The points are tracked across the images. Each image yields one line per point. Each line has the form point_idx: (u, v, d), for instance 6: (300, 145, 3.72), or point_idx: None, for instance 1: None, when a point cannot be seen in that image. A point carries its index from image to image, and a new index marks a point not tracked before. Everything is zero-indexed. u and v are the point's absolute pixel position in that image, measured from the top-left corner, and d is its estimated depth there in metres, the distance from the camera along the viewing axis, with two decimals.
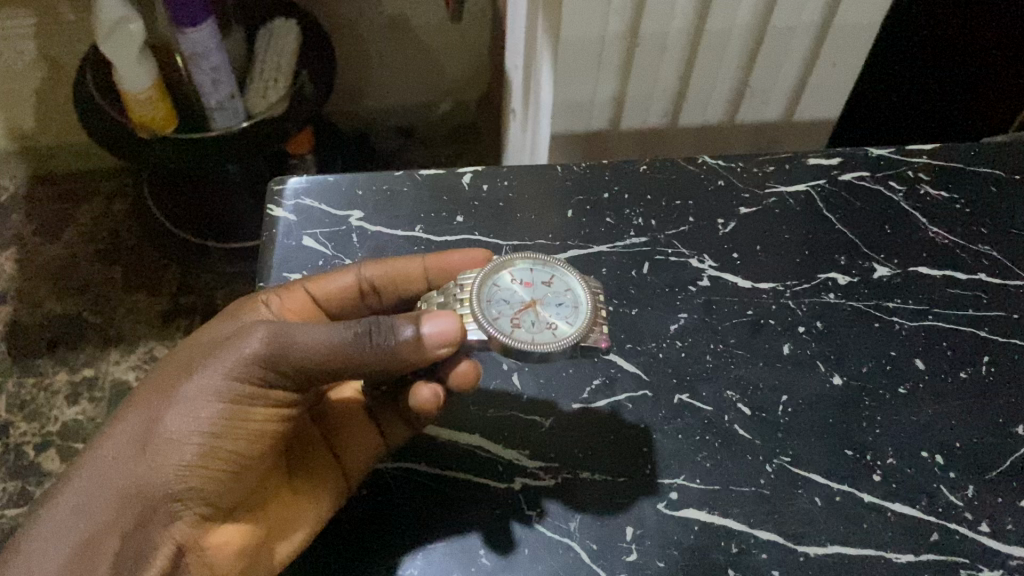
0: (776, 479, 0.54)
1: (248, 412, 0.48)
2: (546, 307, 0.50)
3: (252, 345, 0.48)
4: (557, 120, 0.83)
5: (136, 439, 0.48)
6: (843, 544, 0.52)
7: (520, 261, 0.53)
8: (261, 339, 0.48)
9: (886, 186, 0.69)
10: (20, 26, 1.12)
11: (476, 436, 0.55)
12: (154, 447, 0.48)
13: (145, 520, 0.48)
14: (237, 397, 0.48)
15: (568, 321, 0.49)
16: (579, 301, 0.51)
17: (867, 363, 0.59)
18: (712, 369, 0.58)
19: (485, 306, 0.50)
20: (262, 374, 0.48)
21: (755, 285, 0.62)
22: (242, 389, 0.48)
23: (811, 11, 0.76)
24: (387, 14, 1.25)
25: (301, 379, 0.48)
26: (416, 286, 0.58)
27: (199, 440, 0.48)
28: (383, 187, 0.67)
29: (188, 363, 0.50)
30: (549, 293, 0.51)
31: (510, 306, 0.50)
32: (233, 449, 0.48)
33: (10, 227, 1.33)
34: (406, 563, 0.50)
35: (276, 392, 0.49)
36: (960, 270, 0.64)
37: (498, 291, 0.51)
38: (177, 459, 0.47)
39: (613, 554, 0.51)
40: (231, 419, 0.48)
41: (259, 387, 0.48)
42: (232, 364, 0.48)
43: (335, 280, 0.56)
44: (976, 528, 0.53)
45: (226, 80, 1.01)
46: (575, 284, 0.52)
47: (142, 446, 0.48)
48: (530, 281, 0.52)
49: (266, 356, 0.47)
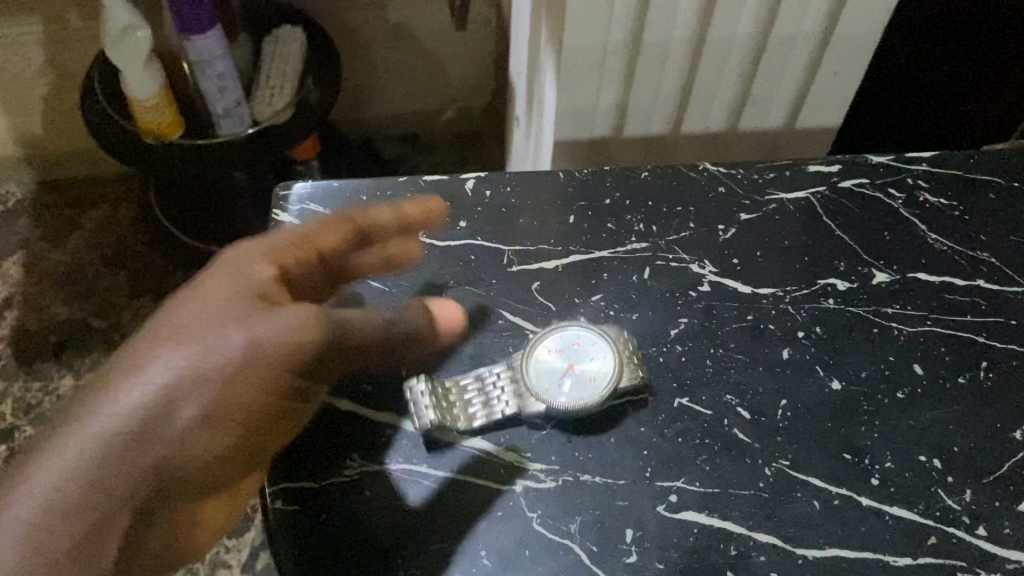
0: (775, 482, 0.54)
1: (278, 386, 0.48)
2: (583, 363, 0.56)
3: (296, 320, 0.48)
4: (560, 127, 0.83)
5: (161, 397, 0.44)
6: (840, 546, 0.52)
7: (551, 333, 0.58)
8: (304, 317, 0.49)
9: (886, 193, 0.69)
10: (29, 33, 1.14)
11: (480, 439, 0.55)
12: (180, 410, 0.45)
13: (156, 491, 0.44)
14: (274, 370, 0.47)
15: (604, 371, 0.56)
16: (608, 351, 0.57)
17: (866, 368, 0.59)
18: (712, 374, 0.59)
19: (533, 380, 0.56)
20: (299, 350, 0.48)
21: (755, 291, 0.63)
22: (282, 363, 0.48)
23: (811, 21, 0.77)
24: (392, 22, 1.26)
25: (315, 354, 0.49)
26: (391, 238, 0.60)
27: (228, 407, 0.46)
28: (387, 193, 0.67)
29: (213, 323, 0.47)
30: (581, 351, 0.57)
31: (553, 371, 0.56)
32: (256, 422, 0.48)
33: (17, 232, 1.34)
34: (407, 565, 0.51)
35: (304, 370, 0.49)
36: (959, 276, 0.64)
37: (539, 364, 0.56)
38: (204, 425, 0.45)
39: (613, 556, 0.51)
40: (262, 392, 0.47)
41: (295, 363, 0.48)
42: (277, 338, 0.47)
43: (329, 227, 0.56)
44: (973, 532, 0.53)
45: (232, 87, 1.02)
46: (599, 338, 0.58)
47: (167, 406, 0.44)
48: (563, 344, 0.57)
49: (304, 335, 0.48)
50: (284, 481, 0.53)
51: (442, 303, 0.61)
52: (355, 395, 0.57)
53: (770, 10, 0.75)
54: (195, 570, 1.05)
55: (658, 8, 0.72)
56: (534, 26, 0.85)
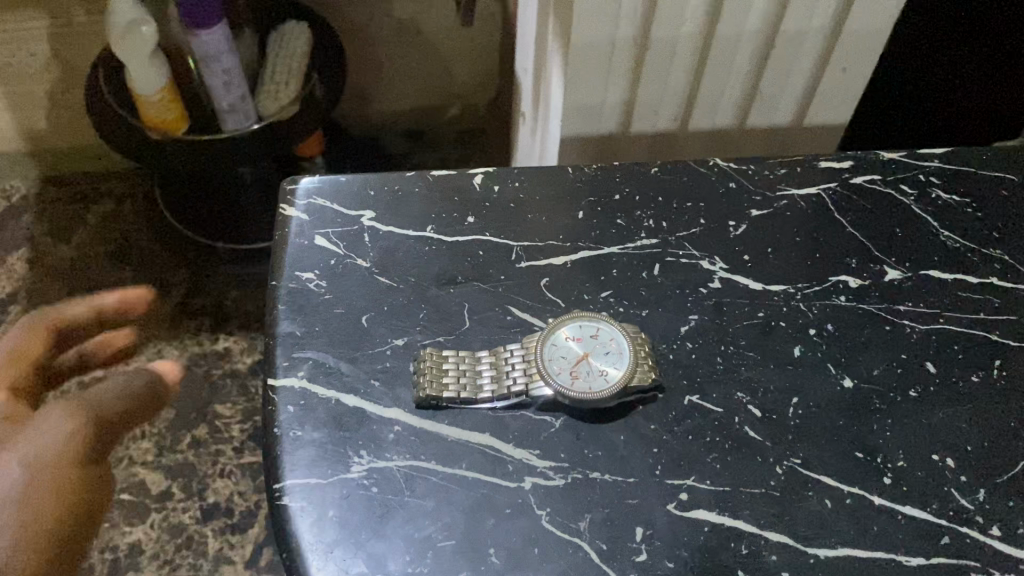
0: (786, 481, 0.54)
1: (33, 497, 0.60)
2: (598, 357, 0.55)
3: (17, 470, 0.61)
4: (567, 123, 0.83)
5: (14, 540, 0.57)
6: (853, 546, 0.51)
7: (569, 321, 0.57)
8: (22, 467, 0.61)
9: (897, 190, 0.69)
10: (35, 28, 1.14)
11: (489, 435, 0.55)
12: (23, 544, 0.58)
13: None
14: (37, 480, 0.60)
15: (617, 367, 0.55)
16: (623, 347, 0.56)
17: (878, 366, 0.59)
18: (722, 371, 0.58)
19: (547, 367, 0.55)
20: (46, 470, 0.61)
21: (766, 288, 0.62)
22: (29, 476, 0.61)
23: (821, 17, 0.76)
24: (398, 18, 1.26)
25: (34, 471, 0.61)
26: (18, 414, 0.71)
27: (19, 525, 0.58)
28: (395, 187, 0.67)
29: (38, 475, 0.61)
30: (596, 344, 0.56)
31: (567, 361, 0.55)
32: (53, 519, 0.60)
33: (22, 228, 1.34)
34: (415, 563, 0.50)
35: (64, 482, 0.62)
36: (971, 274, 0.64)
37: (555, 352, 0.56)
38: (40, 557, 0.58)
39: (623, 555, 0.51)
40: (51, 495, 0.61)
41: (20, 482, 0.60)
42: (25, 456, 0.62)
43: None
44: (987, 532, 0.52)
45: (237, 82, 1.02)
46: (616, 332, 0.57)
47: (19, 541, 0.58)
48: (579, 334, 0.57)
49: (27, 478, 0.61)
50: (290, 477, 0.53)
51: (450, 298, 0.61)
52: (363, 391, 0.56)
53: (780, 5, 0.74)
54: (200, 567, 1.05)
55: (667, 4, 0.71)
56: (541, 21, 0.84)
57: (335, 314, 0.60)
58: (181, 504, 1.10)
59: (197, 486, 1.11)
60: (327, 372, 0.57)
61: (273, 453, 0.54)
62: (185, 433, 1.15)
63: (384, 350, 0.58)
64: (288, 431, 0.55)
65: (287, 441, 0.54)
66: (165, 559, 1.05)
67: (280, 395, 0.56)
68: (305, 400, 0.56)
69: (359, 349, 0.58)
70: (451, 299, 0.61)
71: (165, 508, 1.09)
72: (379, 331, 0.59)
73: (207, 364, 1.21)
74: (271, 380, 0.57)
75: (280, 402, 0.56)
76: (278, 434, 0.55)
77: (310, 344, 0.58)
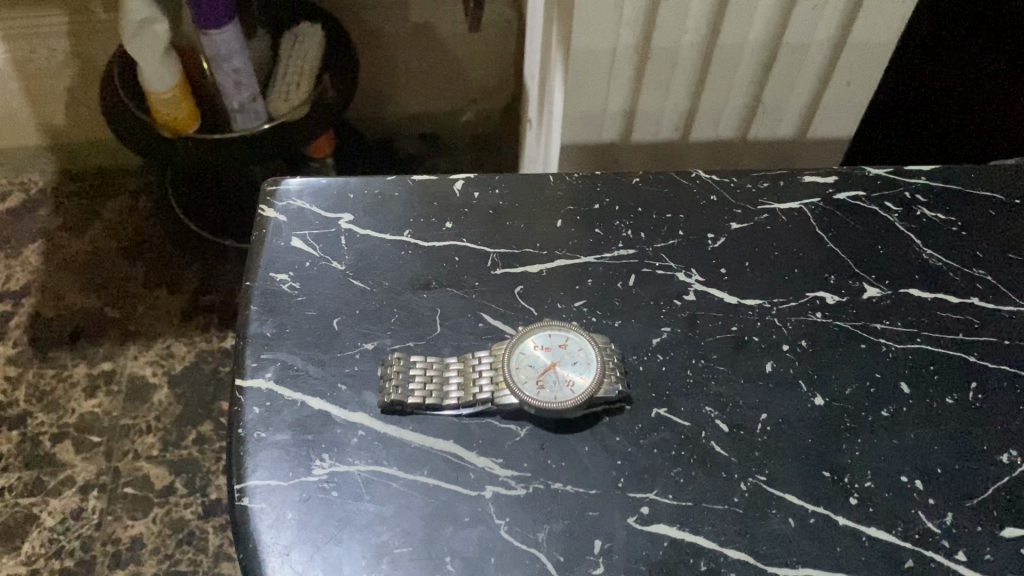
0: (750, 498, 0.53)
1: None
2: (566, 365, 0.55)
3: None
4: (567, 129, 0.82)
5: None
6: (814, 566, 0.51)
7: (540, 330, 0.57)
8: None
9: (881, 206, 0.68)
10: (54, 24, 1.15)
11: (452, 442, 0.55)
12: None
13: None
14: None
15: (584, 376, 0.55)
16: (591, 357, 0.55)
17: (851, 385, 0.58)
18: (691, 385, 0.57)
19: (514, 373, 0.55)
20: None
21: (741, 302, 0.62)
22: None
23: (825, 28, 0.75)
24: (413, 22, 1.27)
25: None
26: None
27: None
28: (375, 191, 0.67)
29: None
30: (565, 354, 0.55)
31: (534, 369, 0.55)
32: None
33: (37, 221, 1.36)
34: (372, 570, 0.50)
35: None
36: (951, 293, 0.63)
37: (522, 358, 0.55)
38: None
39: (579, 567, 0.50)
40: None
41: None
42: None
43: None
44: (952, 556, 0.51)
45: (248, 82, 1.02)
46: (586, 343, 0.56)
47: None
48: (548, 344, 0.56)
49: None
50: (253, 478, 0.53)
51: (423, 303, 0.61)
52: (330, 395, 0.56)
53: (781, 18, 0.73)
54: (200, 562, 1.05)
55: (668, 12, 0.71)
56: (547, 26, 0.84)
57: (307, 315, 0.60)
58: (184, 499, 1.10)
59: (200, 482, 1.11)
60: (294, 374, 0.57)
61: (236, 454, 0.54)
62: (190, 429, 1.16)
63: (353, 353, 0.58)
64: (252, 432, 0.55)
65: (251, 442, 0.54)
66: (164, 554, 1.06)
67: (248, 395, 0.56)
68: (271, 401, 0.56)
69: (328, 351, 0.58)
70: (424, 303, 0.61)
71: (167, 503, 1.09)
72: (350, 333, 0.59)
73: (214, 361, 1.22)
74: (238, 380, 0.57)
75: (246, 403, 0.56)
76: (242, 434, 0.55)
77: (281, 346, 0.58)
